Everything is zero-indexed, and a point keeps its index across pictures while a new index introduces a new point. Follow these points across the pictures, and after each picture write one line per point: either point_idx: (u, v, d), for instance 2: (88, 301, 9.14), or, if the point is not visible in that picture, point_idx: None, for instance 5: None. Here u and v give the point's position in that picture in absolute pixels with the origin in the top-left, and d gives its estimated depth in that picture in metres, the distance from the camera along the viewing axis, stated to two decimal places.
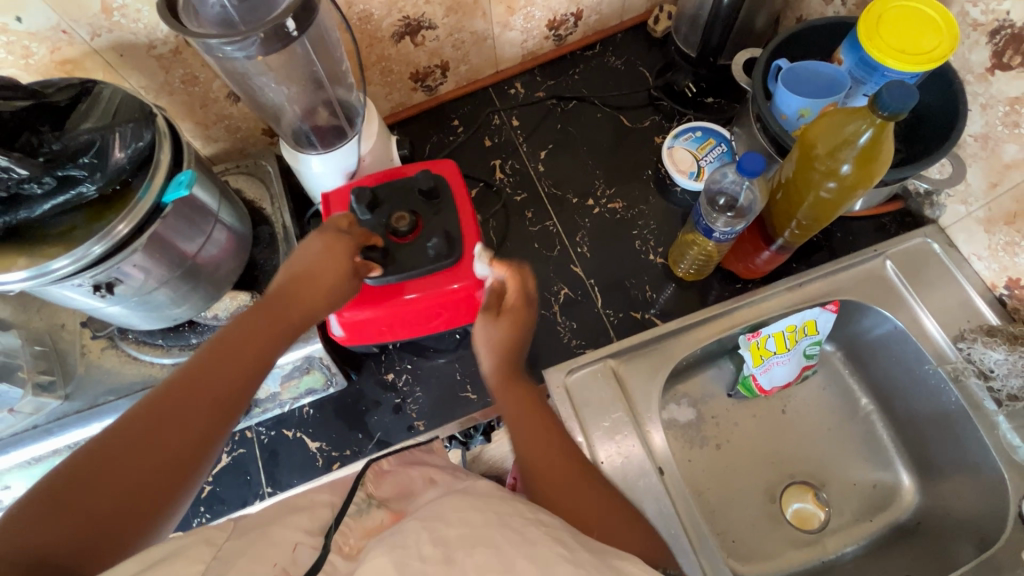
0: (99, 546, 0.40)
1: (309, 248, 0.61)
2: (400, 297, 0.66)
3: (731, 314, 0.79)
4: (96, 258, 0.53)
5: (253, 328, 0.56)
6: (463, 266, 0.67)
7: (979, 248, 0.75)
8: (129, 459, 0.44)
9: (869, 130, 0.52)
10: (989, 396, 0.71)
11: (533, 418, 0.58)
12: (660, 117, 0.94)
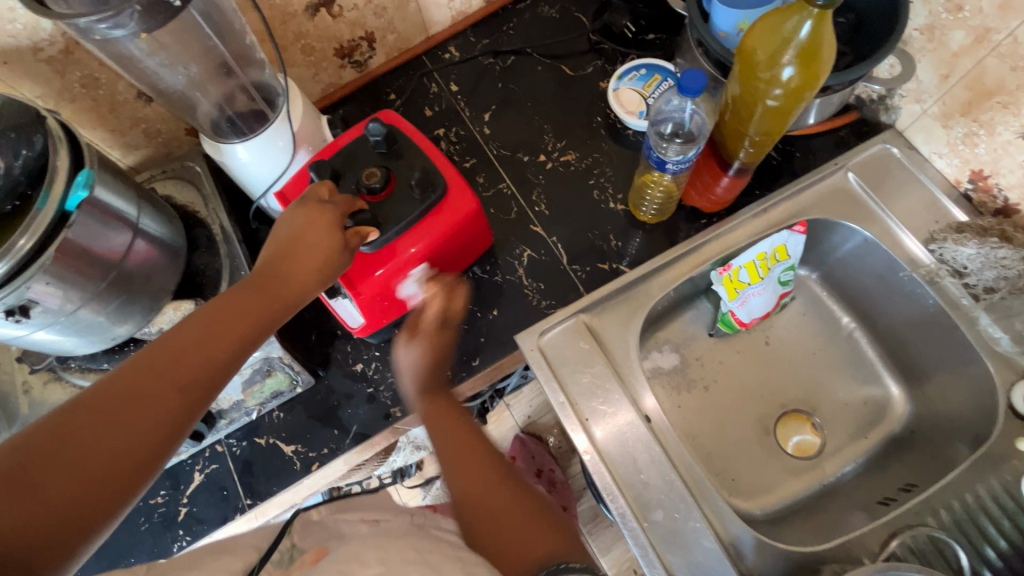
0: (59, 535, 0.36)
1: (294, 222, 0.56)
2: (403, 253, 0.62)
3: (700, 250, 0.77)
4: (1, 279, 0.49)
5: (222, 313, 0.50)
6: (451, 200, 0.64)
7: (938, 145, 0.73)
8: (66, 453, 0.38)
9: (808, 23, 0.49)
10: (966, 294, 0.70)
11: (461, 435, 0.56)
12: (602, 61, 0.91)
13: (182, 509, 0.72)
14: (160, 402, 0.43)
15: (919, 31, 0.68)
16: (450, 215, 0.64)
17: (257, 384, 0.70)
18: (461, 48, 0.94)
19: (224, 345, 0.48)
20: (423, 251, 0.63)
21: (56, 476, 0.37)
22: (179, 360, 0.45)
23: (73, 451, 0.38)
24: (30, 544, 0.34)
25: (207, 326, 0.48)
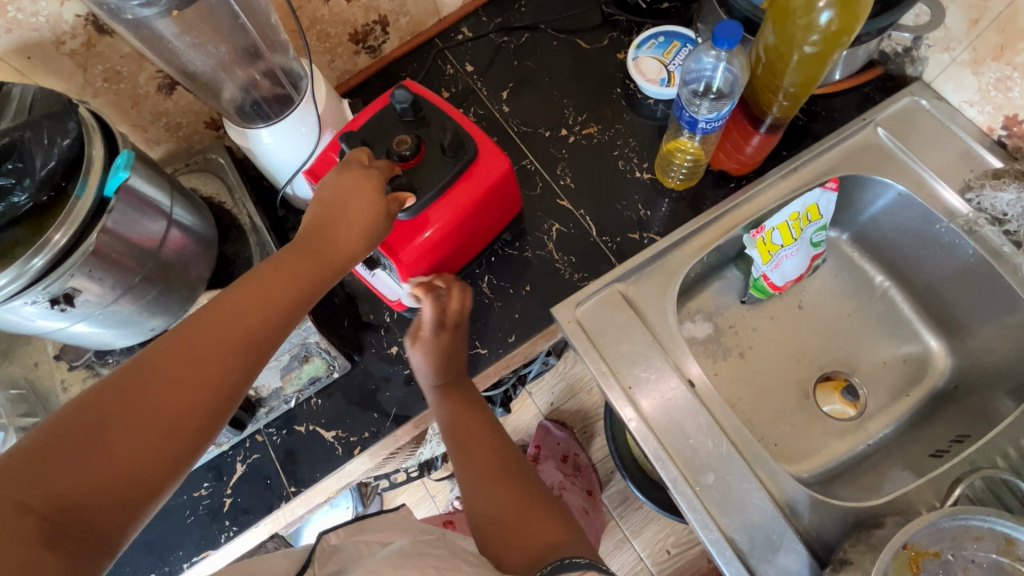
0: (127, 487, 0.39)
1: (342, 187, 0.57)
2: (439, 216, 0.62)
3: (731, 214, 0.76)
4: (40, 272, 0.49)
5: (276, 277, 0.51)
6: (482, 162, 0.63)
7: (969, 94, 0.72)
8: (137, 409, 0.41)
9: None
10: (1007, 241, 0.69)
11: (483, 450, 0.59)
12: (617, 33, 0.90)
13: (227, 499, 0.72)
14: (222, 366, 0.45)
15: None
16: (481, 179, 0.63)
17: (294, 370, 0.70)
18: (474, 28, 0.93)
19: (279, 307, 0.50)
20: (459, 212, 0.63)
21: (132, 433, 0.40)
22: (231, 323, 0.47)
23: (146, 409, 0.41)
24: (114, 494, 0.38)
25: (262, 291, 0.50)
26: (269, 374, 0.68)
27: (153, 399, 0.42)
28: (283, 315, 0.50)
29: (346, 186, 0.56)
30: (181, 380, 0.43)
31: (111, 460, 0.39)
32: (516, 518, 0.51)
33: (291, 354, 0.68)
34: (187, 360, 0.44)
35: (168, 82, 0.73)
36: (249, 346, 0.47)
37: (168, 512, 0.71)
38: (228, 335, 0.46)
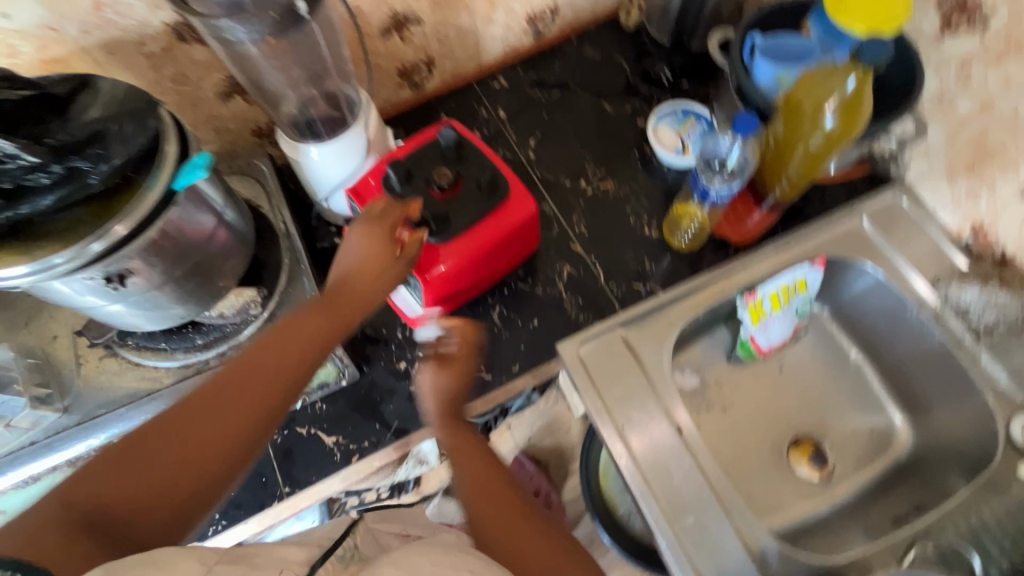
0: (162, 502, 0.46)
1: (365, 251, 0.62)
2: (469, 247, 0.67)
3: (728, 277, 0.82)
4: (98, 255, 0.52)
5: (290, 336, 0.57)
6: (515, 200, 0.69)
7: (944, 199, 0.82)
8: (175, 436, 0.49)
9: (853, 79, 0.59)
10: (968, 332, 0.76)
11: (483, 505, 0.55)
12: (640, 102, 0.99)
13: None
14: (239, 424, 0.51)
15: (932, 97, 0.77)
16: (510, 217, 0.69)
17: None
18: (510, 78, 1.02)
19: (290, 368, 0.55)
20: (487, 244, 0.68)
21: (166, 454, 0.48)
22: (254, 367, 0.54)
23: (183, 437, 0.49)
24: (148, 506, 0.46)
25: (274, 351, 0.55)
26: None
27: (173, 453, 0.48)
28: (300, 360, 0.56)
29: (368, 240, 0.62)
30: (195, 432, 0.50)
31: (148, 477, 0.47)
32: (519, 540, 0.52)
33: None
34: (217, 398, 0.52)
35: (228, 90, 0.78)
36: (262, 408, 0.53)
37: None
38: (248, 378, 0.53)
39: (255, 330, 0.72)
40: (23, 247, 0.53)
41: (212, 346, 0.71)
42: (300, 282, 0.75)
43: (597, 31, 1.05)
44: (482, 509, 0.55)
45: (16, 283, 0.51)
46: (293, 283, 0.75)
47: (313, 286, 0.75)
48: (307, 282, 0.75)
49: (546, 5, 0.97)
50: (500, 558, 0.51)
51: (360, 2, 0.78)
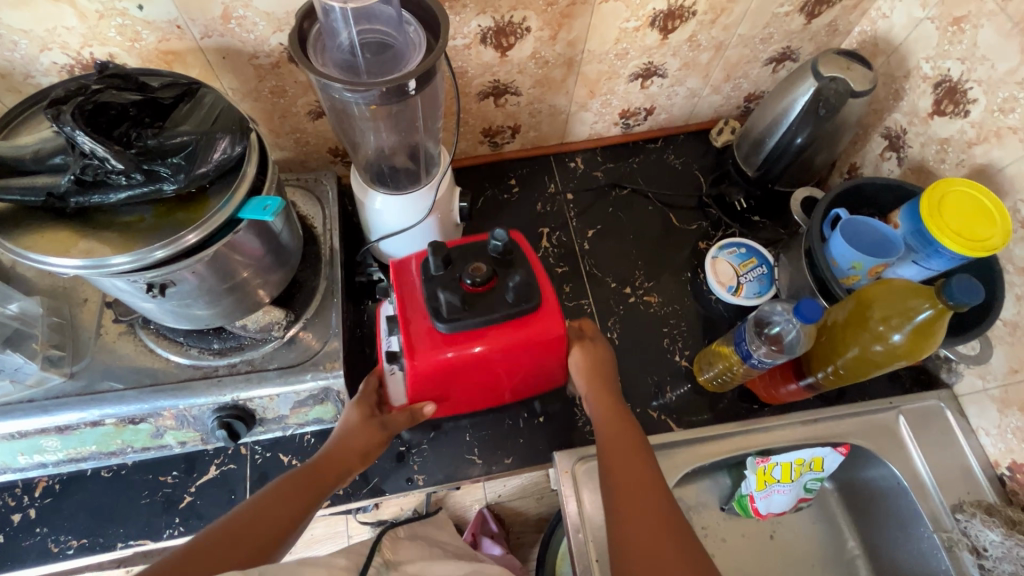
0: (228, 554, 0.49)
1: (352, 445, 0.64)
2: (474, 343, 0.62)
3: (745, 435, 0.80)
4: (156, 262, 0.54)
5: (283, 497, 0.56)
6: (542, 313, 0.65)
7: (988, 424, 0.78)
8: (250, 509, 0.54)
9: (930, 310, 0.57)
10: (979, 574, 0.71)
11: (641, 489, 0.56)
12: (706, 223, 0.98)
13: (186, 497, 0.72)
14: (272, 523, 0.53)
15: (1004, 322, 0.74)
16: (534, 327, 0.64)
17: (306, 406, 0.73)
18: (587, 163, 1.03)
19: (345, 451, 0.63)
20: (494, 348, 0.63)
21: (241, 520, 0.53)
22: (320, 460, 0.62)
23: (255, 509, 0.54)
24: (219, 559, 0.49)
25: (268, 504, 0.55)
26: (282, 401, 0.71)
27: (235, 540, 0.51)
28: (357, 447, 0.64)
29: (351, 433, 0.65)
30: (241, 532, 0.51)
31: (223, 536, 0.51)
32: (646, 540, 0.52)
33: (310, 393, 0.71)
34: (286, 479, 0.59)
35: (319, 111, 0.80)
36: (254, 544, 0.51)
37: (129, 485, 0.72)
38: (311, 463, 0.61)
39: (271, 350, 0.72)
40: (83, 230, 0.54)
41: (225, 355, 0.71)
42: (327, 314, 0.76)
43: (683, 141, 1.06)
44: (637, 496, 0.56)
45: (65, 271, 0.52)
46: (320, 313, 0.75)
47: (339, 322, 0.75)
48: (334, 316, 0.75)
49: (642, 105, 0.98)
50: (630, 535, 0.53)
51: (468, 66, 0.80)
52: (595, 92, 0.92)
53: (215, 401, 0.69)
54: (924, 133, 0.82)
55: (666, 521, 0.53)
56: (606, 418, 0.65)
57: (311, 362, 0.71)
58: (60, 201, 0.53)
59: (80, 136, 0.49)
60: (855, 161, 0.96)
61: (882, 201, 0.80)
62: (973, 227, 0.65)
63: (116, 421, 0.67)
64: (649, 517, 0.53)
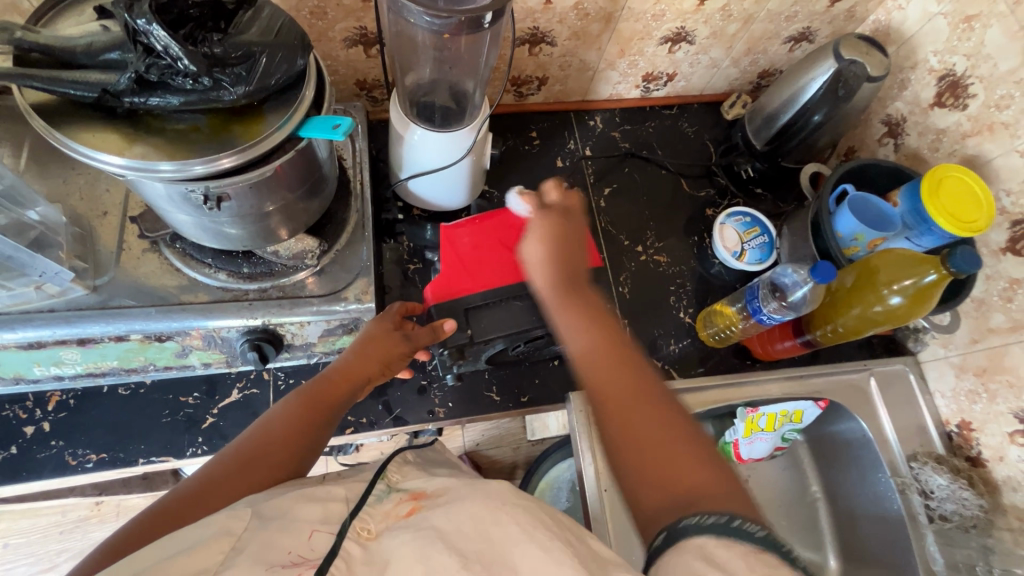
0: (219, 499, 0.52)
1: (360, 368, 0.66)
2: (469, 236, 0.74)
3: (739, 387, 0.86)
4: (196, 176, 0.52)
5: (278, 433, 0.59)
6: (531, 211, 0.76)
7: (945, 387, 0.88)
8: (253, 454, 0.56)
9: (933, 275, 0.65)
10: (925, 513, 0.82)
11: (626, 399, 0.51)
12: (714, 191, 1.03)
13: (209, 417, 0.73)
14: (268, 462, 0.56)
15: (972, 299, 0.83)
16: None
17: (334, 336, 0.74)
18: (606, 122, 1.05)
19: (350, 381, 0.65)
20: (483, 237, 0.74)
21: (243, 468, 0.55)
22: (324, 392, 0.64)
23: (257, 454, 0.56)
24: (214, 503, 0.52)
25: (275, 430, 0.59)
26: (314, 328, 0.72)
27: (229, 483, 0.54)
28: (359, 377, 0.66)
29: (364, 351, 0.67)
30: (238, 476, 0.54)
31: (219, 480, 0.54)
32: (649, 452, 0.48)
33: (340, 322, 0.72)
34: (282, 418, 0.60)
35: (356, 40, 0.78)
36: (246, 482, 0.54)
37: (150, 403, 0.73)
38: (310, 400, 0.62)
39: (302, 278, 0.72)
40: (133, 134, 0.52)
41: (256, 280, 0.70)
42: (358, 247, 0.76)
43: (697, 110, 1.10)
44: (629, 401, 0.51)
45: (111, 172, 0.51)
46: (351, 246, 0.76)
47: (369, 255, 0.75)
48: (365, 250, 0.76)
49: (666, 70, 1.00)
50: (628, 455, 0.49)
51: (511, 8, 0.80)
52: (625, 52, 0.93)
53: (244, 324, 0.68)
54: (923, 122, 0.89)
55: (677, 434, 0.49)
56: (585, 326, 0.57)
57: (343, 292, 0.72)
58: (113, 99, 0.51)
59: (155, 30, 0.47)
60: (853, 145, 1.03)
61: (883, 182, 0.87)
62: (965, 210, 0.73)
63: (142, 337, 0.66)
64: (656, 448, 0.48)
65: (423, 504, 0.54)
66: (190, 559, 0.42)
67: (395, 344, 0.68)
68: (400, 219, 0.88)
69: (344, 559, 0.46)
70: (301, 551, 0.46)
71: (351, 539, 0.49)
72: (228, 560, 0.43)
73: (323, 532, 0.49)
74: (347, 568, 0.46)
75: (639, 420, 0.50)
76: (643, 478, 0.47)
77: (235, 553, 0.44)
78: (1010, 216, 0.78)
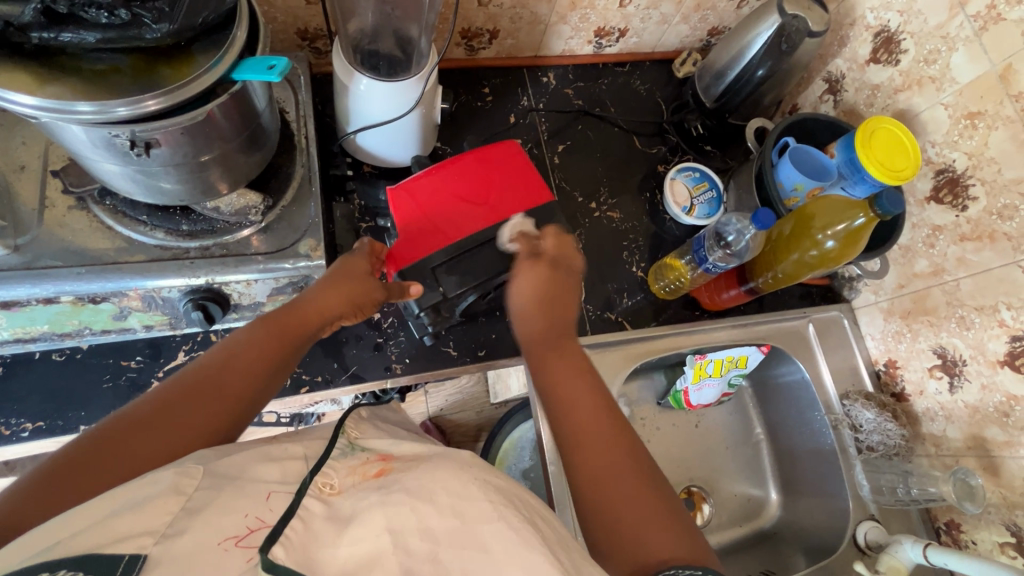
0: (166, 431, 0.52)
1: (329, 305, 0.65)
2: (419, 189, 0.73)
3: (686, 336, 0.91)
4: (119, 119, 0.50)
5: (235, 372, 0.58)
6: (475, 158, 0.76)
7: (875, 330, 0.95)
8: (205, 392, 0.55)
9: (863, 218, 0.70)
10: (854, 444, 0.89)
11: (604, 449, 0.59)
12: (665, 148, 1.05)
13: (154, 382, 0.71)
14: (220, 403, 0.55)
15: (900, 247, 0.89)
16: (491, 160, 0.77)
17: (284, 294, 0.73)
18: (559, 79, 1.04)
19: (313, 323, 0.64)
20: (433, 188, 0.74)
21: (193, 406, 0.54)
22: (288, 334, 0.62)
23: (208, 390, 0.55)
24: (160, 436, 0.51)
25: (232, 367, 0.58)
26: (261, 287, 0.70)
27: (178, 415, 0.53)
28: (324, 321, 0.66)
29: (330, 289, 0.66)
30: (182, 410, 0.53)
31: (168, 411, 0.53)
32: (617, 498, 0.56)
33: (289, 280, 0.71)
34: (240, 358, 0.59)
35: None
36: (195, 416, 0.54)
37: (89, 370, 0.70)
38: (272, 344, 0.61)
39: (247, 235, 0.69)
40: (47, 74, 0.49)
41: (196, 237, 0.67)
42: (305, 204, 0.74)
43: (649, 67, 1.10)
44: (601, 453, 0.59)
45: (24, 113, 0.48)
46: (298, 202, 0.73)
47: (318, 212, 0.73)
48: (313, 207, 0.73)
49: (618, 25, 1.00)
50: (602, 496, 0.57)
51: None
52: (576, 4, 0.92)
53: (187, 283, 0.66)
54: (859, 78, 0.93)
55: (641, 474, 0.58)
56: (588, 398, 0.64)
57: (293, 249, 0.70)
58: (19, 34, 0.47)
59: None
60: (796, 102, 1.06)
61: (822, 136, 0.91)
62: (895, 158, 0.77)
63: (74, 299, 0.63)
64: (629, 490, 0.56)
65: (391, 467, 0.55)
66: (137, 519, 0.41)
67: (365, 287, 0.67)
68: (350, 176, 0.86)
69: (303, 516, 0.46)
70: (258, 510, 0.46)
71: (313, 496, 0.49)
72: (178, 523, 0.42)
73: (281, 493, 0.49)
74: (306, 526, 0.45)
75: (614, 469, 0.58)
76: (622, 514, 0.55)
77: (186, 514, 0.43)
78: (934, 166, 0.83)
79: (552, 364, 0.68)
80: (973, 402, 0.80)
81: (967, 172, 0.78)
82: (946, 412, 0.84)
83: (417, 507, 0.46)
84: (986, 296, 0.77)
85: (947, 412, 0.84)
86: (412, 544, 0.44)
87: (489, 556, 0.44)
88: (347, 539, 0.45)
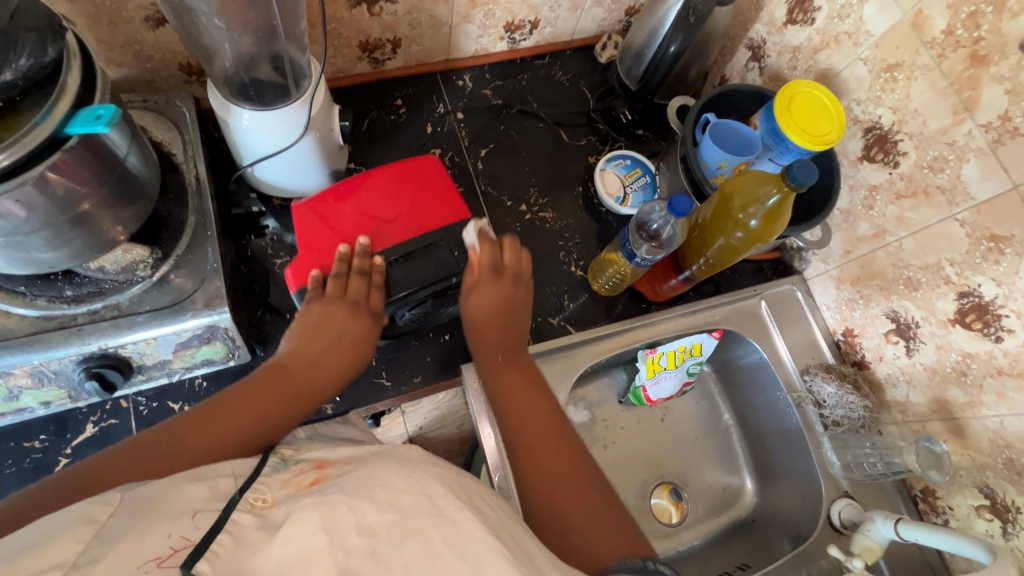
0: (185, 454, 0.53)
1: (327, 360, 0.66)
2: (323, 205, 0.68)
3: (634, 331, 0.88)
4: None
5: (246, 408, 0.59)
6: (386, 171, 0.70)
7: (829, 299, 0.91)
8: (219, 420, 0.57)
9: (777, 195, 0.67)
10: (819, 421, 0.86)
11: (554, 449, 0.65)
12: (595, 138, 1.01)
13: (61, 459, 0.69)
14: (232, 434, 0.56)
15: (841, 211, 0.85)
16: (414, 171, 0.71)
17: (190, 348, 0.68)
18: (476, 80, 1.00)
19: (325, 370, 0.66)
20: (339, 205, 0.68)
21: (213, 432, 0.55)
22: (295, 376, 0.64)
23: (224, 418, 0.57)
24: (179, 459, 0.52)
25: (246, 402, 0.59)
26: (162, 346, 0.66)
27: (194, 445, 0.54)
28: (333, 371, 0.67)
29: (332, 339, 0.67)
30: (200, 433, 0.55)
31: (192, 438, 0.54)
32: (566, 498, 0.61)
33: (194, 334, 0.66)
34: (247, 395, 0.60)
35: (158, 17, 0.69)
36: (207, 442, 0.55)
37: None
38: (291, 386, 0.63)
39: (138, 293, 0.65)
40: None
41: (82, 302, 0.63)
42: (202, 248, 0.69)
43: (570, 56, 1.06)
44: (550, 458, 0.65)
45: None
46: (193, 249, 0.69)
47: (216, 256, 0.69)
48: (211, 251, 0.69)
49: (527, 17, 0.95)
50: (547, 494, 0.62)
51: None
52: (476, 1, 0.88)
53: (78, 352, 0.62)
54: (780, 41, 0.89)
55: (585, 475, 0.64)
56: (530, 412, 0.69)
57: (190, 300, 0.66)
58: None
59: None
60: (724, 74, 1.02)
61: (747, 107, 0.87)
62: (817, 123, 0.73)
63: None
64: (579, 494, 0.61)
65: (328, 472, 0.48)
66: (51, 552, 0.34)
67: (353, 326, 0.67)
68: (258, 212, 0.82)
69: (232, 531, 0.39)
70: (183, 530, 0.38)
71: (243, 511, 0.42)
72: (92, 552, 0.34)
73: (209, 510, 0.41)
74: (237, 540, 0.38)
75: (564, 481, 0.63)
76: (567, 520, 0.59)
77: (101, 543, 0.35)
78: (862, 125, 0.79)
79: (506, 375, 0.72)
80: (931, 364, 0.77)
81: (894, 127, 0.75)
82: (907, 377, 0.81)
83: (354, 507, 0.40)
84: (929, 253, 0.74)
85: (907, 377, 0.81)
86: (347, 542, 0.37)
87: (437, 549, 0.38)
88: (280, 539, 0.38)
